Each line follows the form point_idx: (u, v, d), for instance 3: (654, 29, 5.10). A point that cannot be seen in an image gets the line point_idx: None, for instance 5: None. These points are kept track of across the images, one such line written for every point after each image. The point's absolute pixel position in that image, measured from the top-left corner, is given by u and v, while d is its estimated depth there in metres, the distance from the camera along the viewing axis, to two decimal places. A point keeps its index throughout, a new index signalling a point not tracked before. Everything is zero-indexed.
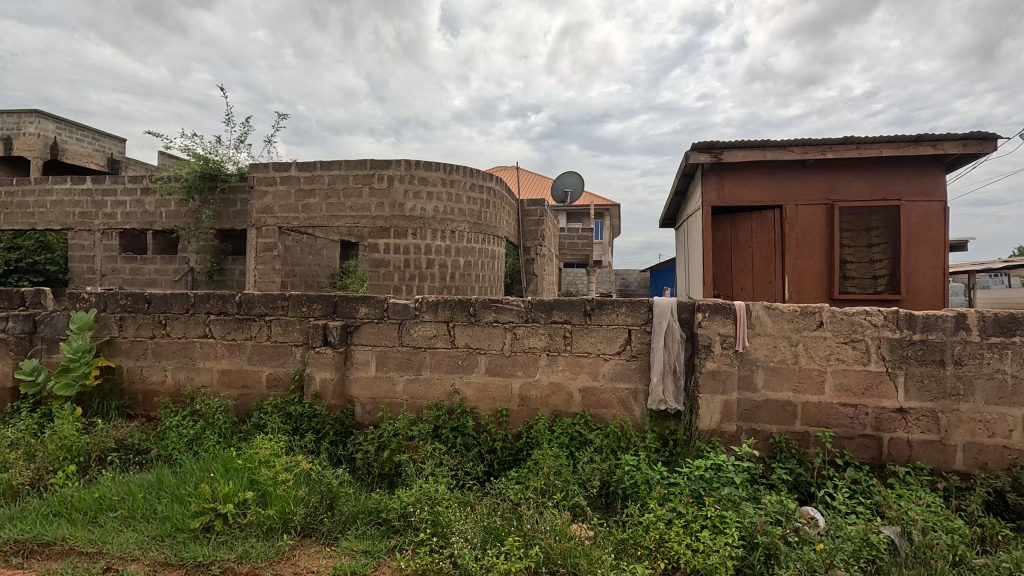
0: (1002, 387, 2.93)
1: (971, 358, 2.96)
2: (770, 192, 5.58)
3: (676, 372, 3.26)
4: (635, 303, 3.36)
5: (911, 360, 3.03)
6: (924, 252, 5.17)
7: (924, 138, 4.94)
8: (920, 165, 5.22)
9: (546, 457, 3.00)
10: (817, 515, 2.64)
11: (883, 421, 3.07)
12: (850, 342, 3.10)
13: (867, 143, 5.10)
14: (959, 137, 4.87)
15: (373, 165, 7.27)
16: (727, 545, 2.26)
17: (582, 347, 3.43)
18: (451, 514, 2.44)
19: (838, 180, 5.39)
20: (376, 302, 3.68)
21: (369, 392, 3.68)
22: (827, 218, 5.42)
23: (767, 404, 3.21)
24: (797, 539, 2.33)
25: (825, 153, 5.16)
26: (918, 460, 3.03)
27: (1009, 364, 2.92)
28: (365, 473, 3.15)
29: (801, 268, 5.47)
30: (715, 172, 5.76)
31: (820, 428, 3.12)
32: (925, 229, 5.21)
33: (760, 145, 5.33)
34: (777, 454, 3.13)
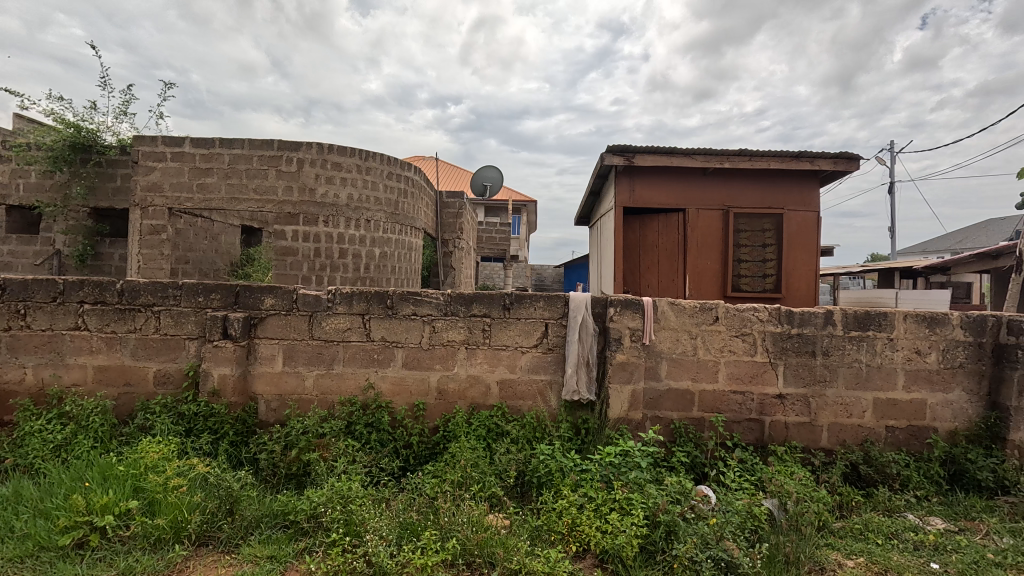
0: (859, 374, 3.40)
1: (836, 350, 3.39)
2: (675, 196, 5.99)
3: (588, 364, 3.41)
4: (552, 298, 3.45)
5: (789, 352, 3.41)
6: (802, 256, 5.85)
7: (804, 155, 5.57)
8: (799, 178, 5.87)
9: (463, 450, 3.01)
10: (710, 493, 2.90)
11: (766, 406, 3.43)
12: (741, 335, 3.43)
13: (758, 156, 5.62)
14: (831, 155, 5.55)
15: (281, 145, 6.80)
16: (633, 525, 2.41)
17: (500, 340, 3.47)
18: (366, 512, 2.37)
19: (732, 188, 5.92)
20: (285, 292, 3.45)
21: (275, 388, 3.45)
22: (723, 223, 5.92)
23: (669, 393, 3.45)
24: (693, 515, 2.54)
25: (722, 163, 5.62)
26: (793, 439, 3.42)
27: (864, 354, 3.39)
28: (270, 474, 2.97)
29: (700, 267, 5.93)
30: (627, 174, 6.06)
31: (714, 414, 3.43)
32: (802, 236, 5.88)
33: (667, 151, 5.69)
34: (677, 438, 3.38)
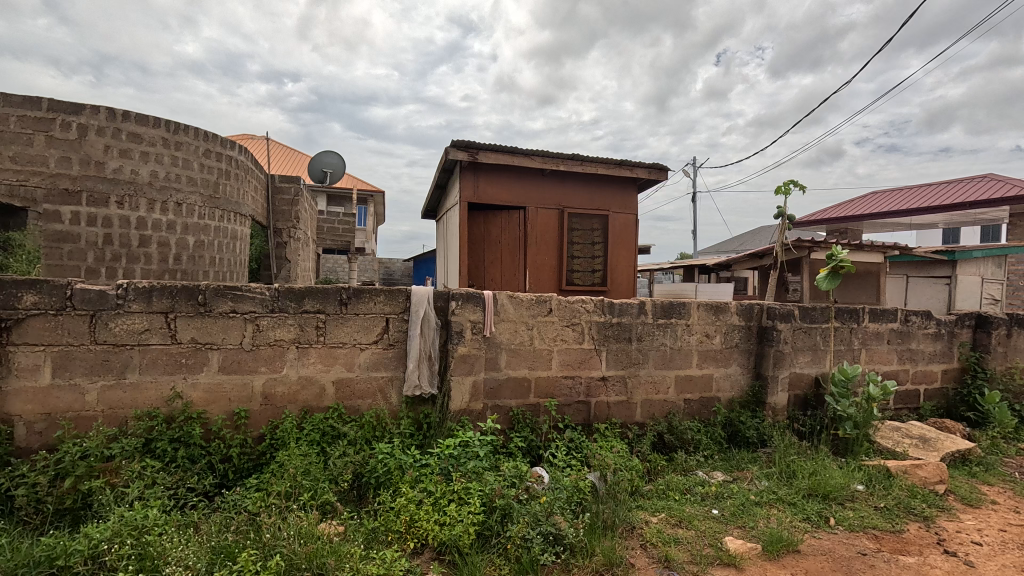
0: (665, 356, 3.95)
1: (648, 335, 3.90)
2: (516, 194, 6.27)
3: (430, 358, 3.40)
4: (392, 292, 3.37)
5: (610, 339, 3.81)
6: (623, 254, 6.60)
7: (625, 163, 6.28)
8: (622, 184, 6.60)
9: (292, 458, 2.77)
10: (543, 473, 3.11)
11: (592, 388, 3.80)
12: (571, 325, 3.73)
13: (588, 161, 6.18)
14: (646, 165, 6.34)
15: (54, 106, 5.50)
16: (470, 513, 2.47)
17: (336, 337, 3.28)
18: (166, 541, 2.05)
19: (567, 190, 6.41)
20: (54, 287, 2.80)
21: (41, 406, 2.79)
22: (559, 221, 6.39)
23: (508, 381, 3.61)
24: (527, 496, 2.71)
25: (558, 165, 6.05)
26: (613, 417, 3.84)
27: (668, 338, 3.95)
28: (32, 514, 2.39)
29: (538, 263, 6.31)
30: (471, 169, 6.15)
31: (548, 399, 3.68)
32: (623, 235, 6.63)
33: (509, 151, 5.92)
34: (515, 425, 3.56)
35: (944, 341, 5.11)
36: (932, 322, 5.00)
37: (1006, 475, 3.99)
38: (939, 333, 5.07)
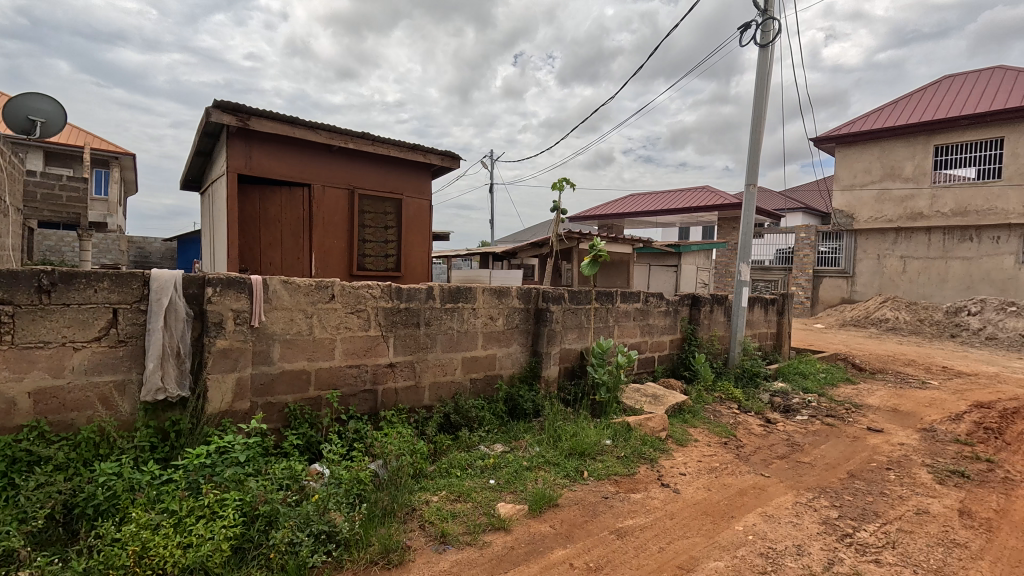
0: (452, 339, 4.10)
1: (435, 320, 3.98)
2: (299, 170, 5.71)
3: (179, 355, 2.88)
4: (122, 277, 2.75)
5: (398, 324, 3.77)
6: (417, 240, 6.62)
7: (419, 148, 6.34)
8: (415, 169, 6.62)
9: None
10: (320, 470, 2.95)
11: (378, 375, 3.71)
12: (356, 312, 3.56)
13: (380, 142, 6.04)
14: (439, 152, 6.50)
15: None
16: (224, 528, 2.19)
17: (32, 336, 2.54)
18: None
19: (357, 170, 6.12)
20: None
21: None
22: (349, 203, 6.06)
23: (282, 376, 3.28)
24: (298, 497, 2.53)
25: (347, 143, 5.77)
26: (401, 402, 3.83)
27: (455, 322, 4.11)
28: None
29: (326, 246, 5.90)
30: (241, 137, 5.34)
31: (329, 391, 3.47)
32: (417, 221, 6.65)
33: (289, 121, 5.36)
34: (291, 421, 3.27)
35: (671, 316, 6.45)
36: (663, 302, 6.27)
37: (705, 418, 5.22)
38: (668, 311, 6.38)
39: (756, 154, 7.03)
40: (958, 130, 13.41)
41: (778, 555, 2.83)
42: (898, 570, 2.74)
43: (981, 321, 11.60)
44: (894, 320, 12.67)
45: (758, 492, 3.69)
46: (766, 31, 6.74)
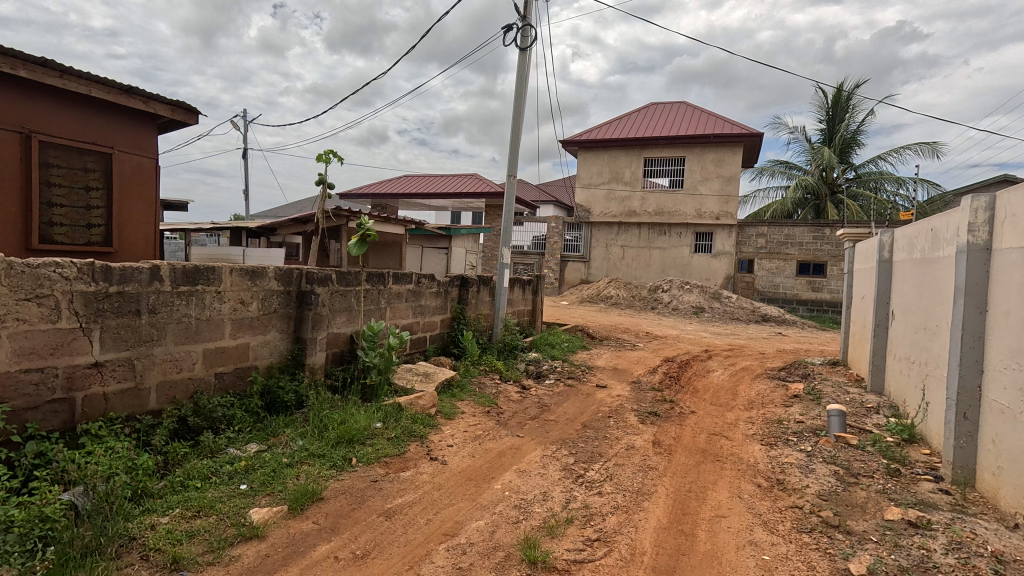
0: (187, 328, 3.61)
1: (163, 307, 3.43)
2: None
3: None
4: None
5: (106, 313, 3.14)
6: (138, 208, 5.36)
7: (137, 92, 5.09)
8: (133, 119, 5.31)
9: None
10: None
11: (76, 379, 3.02)
12: (35, 298, 2.84)
13: (75, 76, 4.65)
14: (167, 102, 5.33)
15: None
16: None
17: None
18: None
19: (37, 108, 4.57)
20: None
21: None
22: (22, 151, 4.51)
23: None
24: None
25: (16, 69, 4.26)
26: (113, 410, 3.21)
27: (192, 309, 3.62)
28: None
29: None
30: None
31: None
32: (137, 183, 5.37)
33: None
34: None
35: (442, 297, 6.71)
36: (435, 283, 6.49)
37: (471, 391, 5.61)
38: (439, 292, 6.63)
39: (515, 148, 7.73)
40: (658, 147, 17.17)
41: (528, 505, 3.23)
42: (613, 497, 3.43)
43: (670, 296, 15.23)
44: (616, 297, 15.69)
45: (514, 452, 4.13)
46: (525, 36, 7.41)
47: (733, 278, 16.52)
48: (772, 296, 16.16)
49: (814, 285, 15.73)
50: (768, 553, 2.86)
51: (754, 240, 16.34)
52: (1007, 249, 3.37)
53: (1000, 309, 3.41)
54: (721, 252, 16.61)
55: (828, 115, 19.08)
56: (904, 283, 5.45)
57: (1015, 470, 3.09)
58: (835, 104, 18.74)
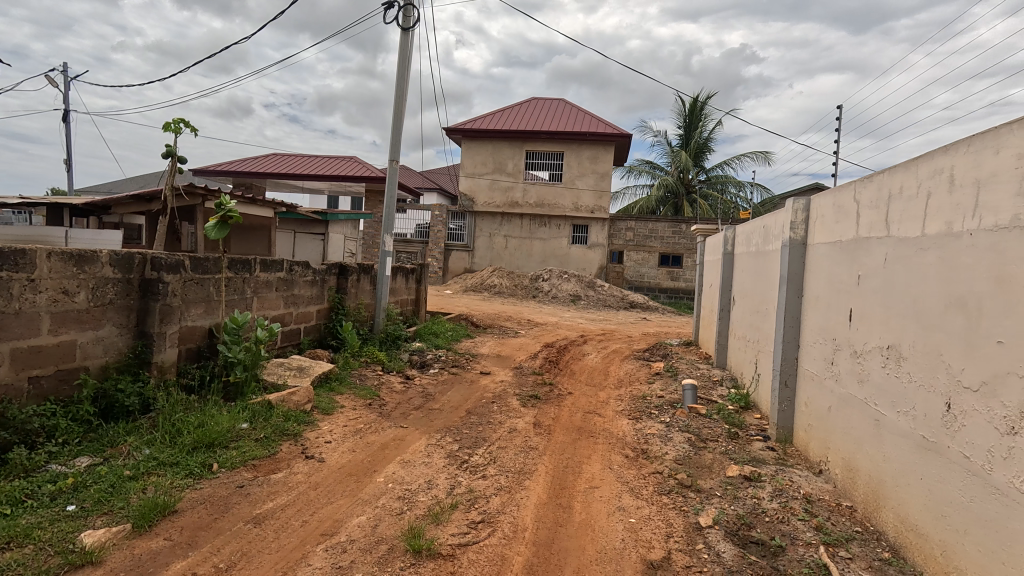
0: None
1: None
2: None
3: None
4: None
5: None
6: None
7: None
8: None
9: None
10: None
11: None
12: None
13: None
14: None
15: None
16: None
17: None
18: None
19: None
20: None
21: None
22: None
23: None
24: None
25: None
26: None
27: None
28: None
29: None
30: None
31: None
32: None
33: None
34: None
35: (318, 286, 6.29)
36: (309, 271, 6.07)
37: (351, 384, 5.36)
38: (315, 280, 6.20)
39: (398, 132, 7.47)
40: (539, 141, 17.76)
41: (412, 494, 3.19)
42: (496, 478, 3.53)
43: (550, 285, 15.94)
44: (499, 285, 16.02)
45: (397, 443, 4.04)
46: (407, 16, 7.17)
47: (605, 268, 17.79)
48: (638, 284, 17.73)
49: (673, 275, 17.55)
50: (634, 516, 3.16)
51: (623, 233, 17.73)
52: (818, 244, 4.06)
53: (813, 294, 4.11)
54: (595, 243, 17.76)
55: (685, 123, 21.22)
56: (743, 273, 6.31)
57: (820, 425, 3.77)
58: (691, 113, 20.92)
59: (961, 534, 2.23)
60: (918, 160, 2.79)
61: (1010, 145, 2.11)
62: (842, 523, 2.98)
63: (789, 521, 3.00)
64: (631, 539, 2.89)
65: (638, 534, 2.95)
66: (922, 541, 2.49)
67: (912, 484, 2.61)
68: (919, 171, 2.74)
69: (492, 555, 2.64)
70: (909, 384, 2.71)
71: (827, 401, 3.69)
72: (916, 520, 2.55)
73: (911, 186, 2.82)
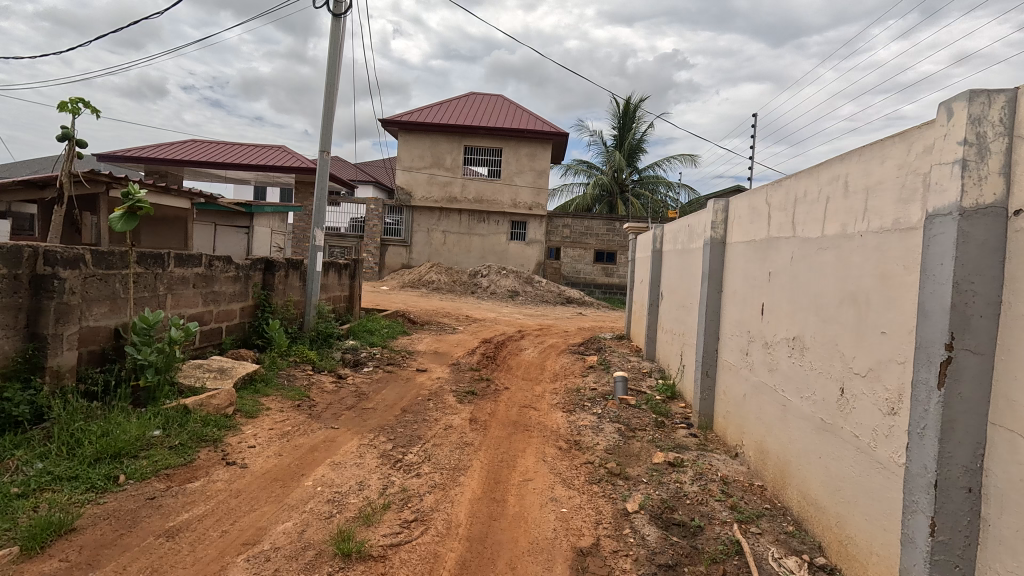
0: None
1: None
2: None
3: None
4: None
5: None
6: None
7: None
8: None
9: None
10: None
11: None
12: None
13: None
14: None
15: None
16: None
17: None
18: None
19: None
20: None
21: None
22: None
23: None
24: None
25: None
26: None
27: None
28: None
29: None
30: None
31: None
32: None
33: None
34: None
35: (241, 283, 5.94)
36: (231, 267, 5.72)
37: (278, 385, 5.12)
38: (238, 276, 5.85)
39: (329, 122, 7.18)
40: (478, 137, 17.70)
41: (343, 497, 3.11)
42: (431, 476, 3.50)
43: (488, 281, 15.99)
44: (438, 281, 15.87)
45: (327, 445, 3.91)
46: (338, 2, 6.89)
47: (543, 264, 18.07)
48: (575, 280, 18.16)
49: (608, 271, 18.12)
50: (566, 505, 3.26)
51: (561, 230, 18.11)
52: (736, 243, 4.34)
53: (731, 289, 4.39)
54: (533, 240, 18.00)
55: (619, 124, 21.90)
56: (669, 270, 6.64)
57: (736, 412, 4.04)
58: (625, 114, 21.59)
59: (852, 506, 2.48)
60: (819, 167, 3.05)
61: (892, 156, 2.35)
62: (754, 501, 3.22)
63: (707, 503, 3.21)
64: (562, 528, 2.98)
65: (569, 522, 3.04)
66: (821, 514, 2.74)
67: (813, 462, 2.86)
68: (820, 177, 3.00)
69: (425, 553, 2.62)
70: (810, 372, 2.96)
71: (742, 389, 3.96)
72: (816, 496, 2.80)
73: (813, 191, 3.08)
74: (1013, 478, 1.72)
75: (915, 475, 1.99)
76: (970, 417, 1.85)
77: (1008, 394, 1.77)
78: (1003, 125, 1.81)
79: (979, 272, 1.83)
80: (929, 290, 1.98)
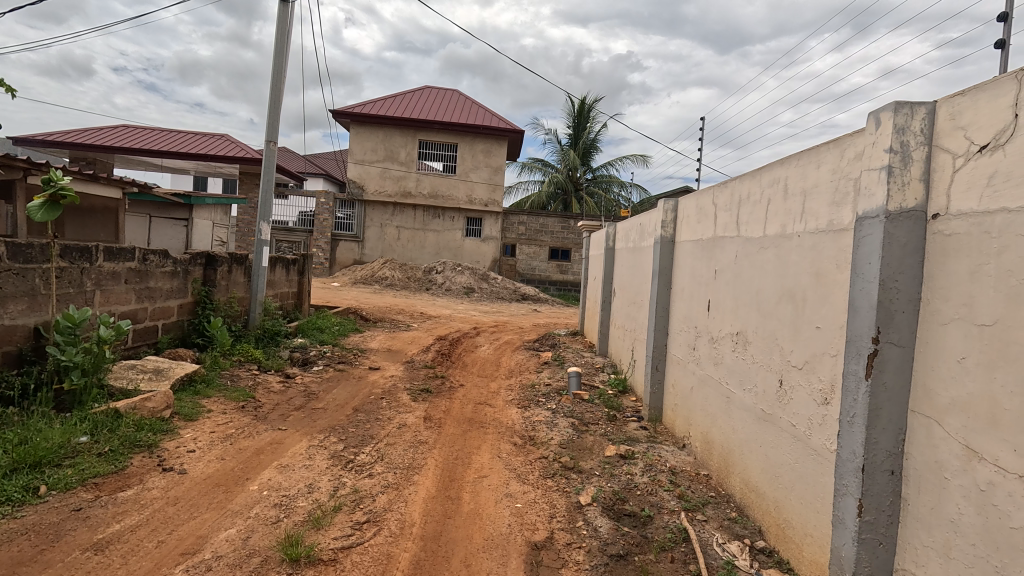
0: None
1: None
2: None
3: None
4: None
5: None
6: None
7: None
8: None
9: None
10: None
11: None
12: None
13: None
14: None
15: None
16: None
17: None
18: None
19: None
20: None
21: None
22: None
23: None
24: None
25: None
26: None
27: None
28: None
29: None
30: None
31: None
32: None
33: None
34: None
35: (179, 278, 5.60)
36: (167, 261, 5.39)
37: (221, 386, 4.87)
38: (175, 271, 5.52)
39: (276, 111, 6.89)
40: (433, 131, 17.47)
41: (291, 501, 3.00)
42: (384, 476, 3.44)
43: (444, 277, 15.84)
44: (391, 278, 15.57)
45: (275, 447, 3.77)
46: None
47: (498, 261, 18.08)
48: (530, 277, 18.30)
49: (562, 268, 18.35)
50: (520, 501, 3.28)
51: (516, 227, 18.19)
52: (684, 241, 4.49)
53: (679, 286, 4.54)
54: (489, 236, 17.98)
55: (574, 123, 22.19)
56: (622, 267, 6.79)
57: (684, 405, 4.19)
58: (580, 114, 21.91)
59: (789, 490, 2.63)
60: (761, 170, 3.20)
61: (827, 161, 2.50)
62: (700, 489, 3.36)
63: (656, 493, 3.31)
64: (517, 524, 2.99)
65: (524, 517, 3.06)
66: (761, 500, 2.89)
67: (754, 451, 3.00)
68: (762, 179, 3.15)
69: (378, 554, 2.57)
70: (752, 365, 3.11)
71: (689, 382, 4.11)
72: (757, 483, 2.94)
73: (756, 192, 3.23)
74: (928, 461, 1.87)
75: (846, 460, 2.13)
76: (893, 405, 1.99)
77: (926, 384, 1.92)
78: (923, 135, 1.96)
79: (903, 271, 1.98)
80: (859, 287, 2.11)
